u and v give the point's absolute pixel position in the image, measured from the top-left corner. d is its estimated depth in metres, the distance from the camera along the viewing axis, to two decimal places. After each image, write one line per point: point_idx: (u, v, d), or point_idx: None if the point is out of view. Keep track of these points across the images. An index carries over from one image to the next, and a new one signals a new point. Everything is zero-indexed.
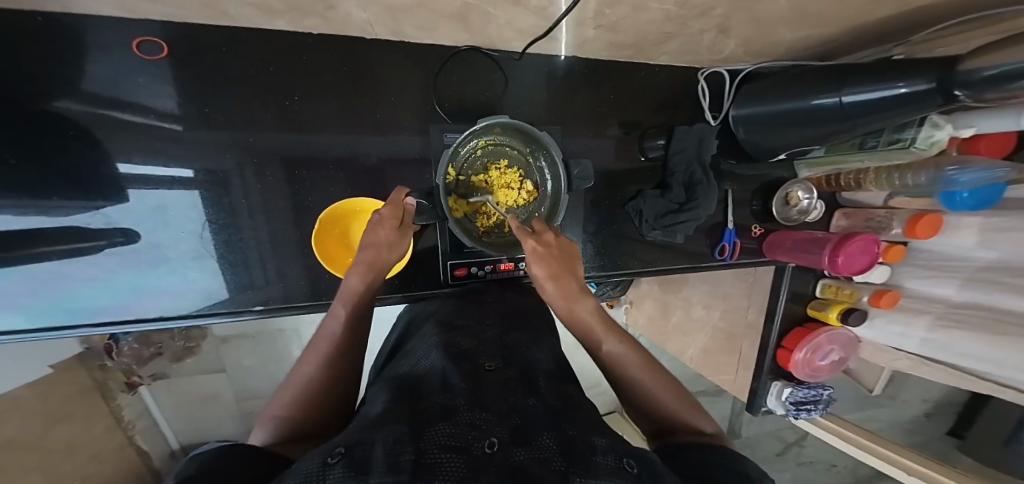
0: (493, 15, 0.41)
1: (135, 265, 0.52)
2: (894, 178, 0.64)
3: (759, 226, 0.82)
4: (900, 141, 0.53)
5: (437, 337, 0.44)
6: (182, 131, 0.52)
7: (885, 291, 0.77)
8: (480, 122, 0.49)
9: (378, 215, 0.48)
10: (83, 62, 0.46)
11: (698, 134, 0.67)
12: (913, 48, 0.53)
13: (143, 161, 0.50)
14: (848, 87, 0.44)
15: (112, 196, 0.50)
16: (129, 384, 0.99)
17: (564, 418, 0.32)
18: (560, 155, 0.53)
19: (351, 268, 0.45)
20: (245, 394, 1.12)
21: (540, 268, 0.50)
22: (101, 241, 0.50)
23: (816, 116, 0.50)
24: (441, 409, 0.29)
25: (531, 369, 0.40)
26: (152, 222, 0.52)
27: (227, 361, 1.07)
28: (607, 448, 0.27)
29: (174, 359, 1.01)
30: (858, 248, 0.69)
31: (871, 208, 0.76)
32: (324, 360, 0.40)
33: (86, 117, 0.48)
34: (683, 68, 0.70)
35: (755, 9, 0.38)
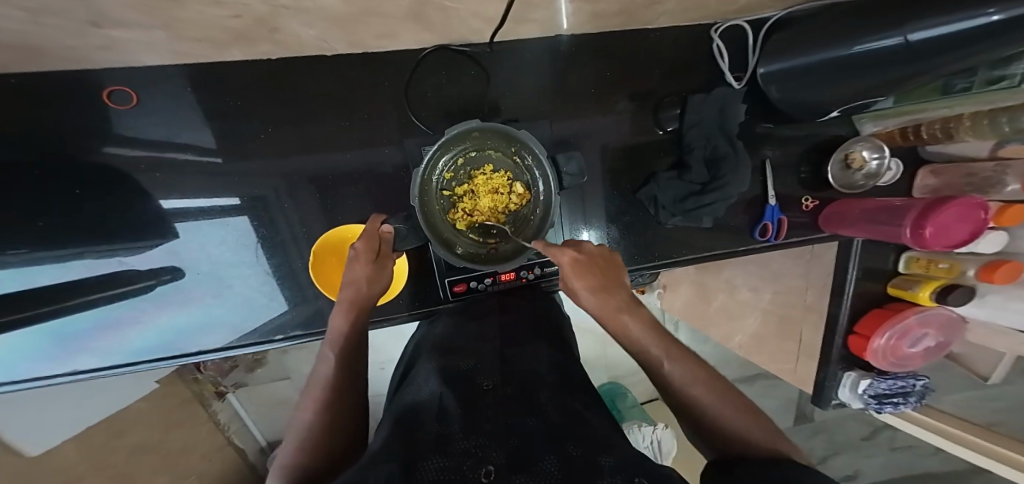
0: (449, 7, 0.36)
1: (176, 300, 0.57)
2: (1000, 123, 0.49)
3: (812, 197, 0.69)
4: (1004, 77, 0.40)
5: (434, 362, 0.42)
6: (189, 167, 0.55)
7: (1001, 262, 0.61)
8: (448, 131, 0.47)
9: (354, 249, 0.47)
10: (110, 129, 0.52)
11: (720, 99, 0.57)
12: None
13: (182, 196, 0.55)
14: (914, 22, 0.33)
15: (166, 233, 0.56)
16: (218, 392, 1.11)
17: (569, 436, 0.29)
18: (545, 152, 0.49)
19: (335, 307, 0.46)
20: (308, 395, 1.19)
21: (581, 280, 0.43)
22: (153, 278, 0.56)
23: (874, 61, 0.39)
24: (436, 441, 0.28)
25: (533, 383, 0.37)
26: (189, 261, 0.57)
27: (292, 369, 1.16)
28: (613, 467, 0.24)
29: (248, 369, 1.12)
30: (950, 217, 0.55)
31: (972, 162, 0.60)
32: (320, 404, 0.37)
33: (126, 162, 0.53)
34: (693, 27, 0.60)
35: None
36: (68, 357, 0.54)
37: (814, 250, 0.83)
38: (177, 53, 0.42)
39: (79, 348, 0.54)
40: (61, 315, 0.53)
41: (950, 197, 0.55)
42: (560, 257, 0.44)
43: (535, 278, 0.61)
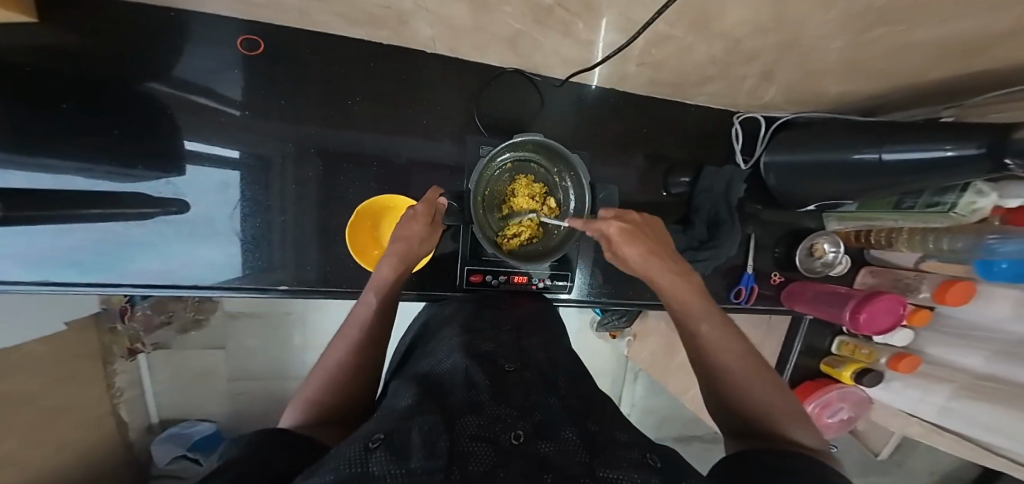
0: (542, 42, 0.45)
1: (179, 234, 0.55)
2: (928, 240, 0.64)
3: (780, 273, 0.79)
4: (939, 204, 0.53)
5: (455, 341, 0.46)
6: (239, 116, 0.55)
7: (905, 354, 0.73)
8: (516, 137, 0.51)
9: (412, 209, 0.51)
10: (171, 61, 0.52)
11: (727, 176, 0.67)
12: (965, 112, 0.47)
13: (206, 142, 0.54)
14: (889, 145, 0.45)
15: (172, 168, 0.53)
16: (131, 350, 0.91)
17: (585, 416, 0.33)
18: (588, 178, 0.54)
19: (383, 259, 0.49)
20: (237, 374, 1.01)
21: (632, 247, 0.48)
22: (156, 208, 0.53)
23: (852, 172, 0.50)
24: (467, 404, 0.31)
25: (548, 371, 0.41)
26: (201, 196, 0.55)
27: (231, 339, 0.99)
28: (628, 441, 0.28)
29: (181, 331, 0.94)
30: (883, 306, 0.66)
31: (900, 269, 0.74)
32: (353, 346, 0.41)
33: (165, 97, 0.52)
34: (720, 110, 0.71)
35: (803, 57, 0.40)
36: (39, 269, 0.49)
37: (770, 321, 0.89)
38: (291, 11, 0.45)
39: (55, 261, 0.50)
40: (47, 227, 0.49)
41: (882, 291, 0.67)
42: (608, 227, 0.49)
43: (543, 288, 0.65)
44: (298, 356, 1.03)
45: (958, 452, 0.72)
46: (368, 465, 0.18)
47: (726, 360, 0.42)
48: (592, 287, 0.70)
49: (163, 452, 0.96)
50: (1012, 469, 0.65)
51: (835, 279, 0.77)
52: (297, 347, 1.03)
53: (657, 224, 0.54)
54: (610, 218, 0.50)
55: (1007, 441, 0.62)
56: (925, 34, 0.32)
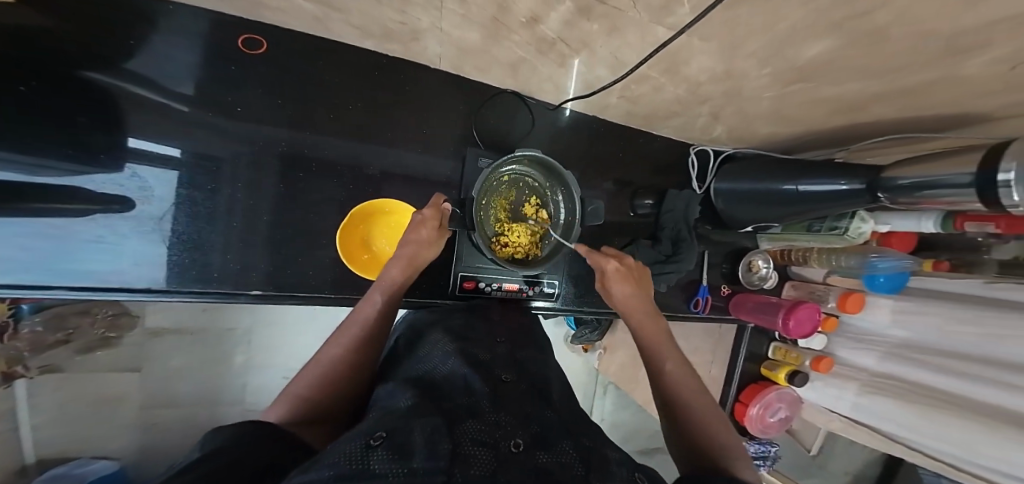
0: (541, 70, 0.51)
1: (125, 235, 0.49)
2: (830, 259, 0.79)
3: (728, 286, 0.90)
4: (837, 228, 0.68)
5: (450, 345, 0.46)
6: (186, 112, 0.51)
7: (822, 356, 0.88)
8: (518, 152, 0.56)
9: (421, 215, 0.52)
10: (156, 44, 0.49)
11: (685, 199, 0.77)
12: (851, 153, 0.64)
13: (153, 137, 0.49)
14: (804, 179, 0.59)
15: (107, 165, 0.47)
16: (6, 376, 0.69)
17: (577, 430, 0.35)
18: (579, 192, 0.60)
19: (392, 260, 0.51)
20: (152, 401, 0.84)
21: (619, 284, 0.60)
22: (95, 206, 0.47)
23: (779, 200, 0.64)
24: (467, 411, 0.32)
25: (539, 384, 0.43)
26: (147, 196, 0.50)
27: (150, 359, 0.83)
28: (620, 461, 0.31)
29: (83, 350, 0.77)
30: (805, 315, 0.80)
31: (812, 282, 0.88)
32: (352, 345, 0.43)
33: (133, 84, 0.48)
34: (677, 143, 0.83)
35: (743, 102, 0.51)
36: None
37: (720, 332, 0.98)
38: (309, 16, 0.46)
39: None
40: None
41: (803, 302, 0.81)
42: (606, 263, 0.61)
43: (536, 295, 0.69)
44: (239, 377, 0.90)
45: (870, 443, 0.85)
46: (369, 462, 0.20)
47: (689, 395, 0.48)
48: (563, 299, 0.73)
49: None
50: (907, 454, 0.79)
51: (767, 291, 0.91)
52: (237, 367, 0.90)
53: (645, 271, 0.64)
54: (608, 258, 0.62)
55: (904, 429, 0.77)
56: (824, 94, 0.44)
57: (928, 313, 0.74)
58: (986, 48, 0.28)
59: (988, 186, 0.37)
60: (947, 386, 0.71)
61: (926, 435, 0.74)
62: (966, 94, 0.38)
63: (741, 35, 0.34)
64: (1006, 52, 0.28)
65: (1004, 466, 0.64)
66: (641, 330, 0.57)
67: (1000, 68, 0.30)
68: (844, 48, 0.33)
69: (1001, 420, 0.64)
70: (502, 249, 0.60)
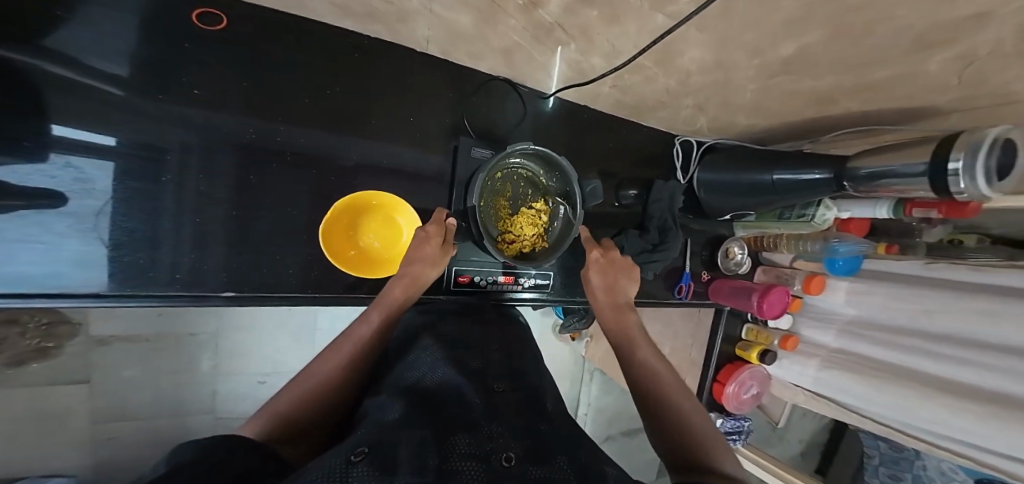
0: (534, 58, 0.50)
1: (62, 235, 0.43)
2: (798, 245, 0.85)
3: (708, 273, 0.93)
4: (805, 215, 0.72)
5: (441, 353, 0.45)
6: (118, 95, 0.44)
7: (789, 335, 0.94)
8: (508, 147, 0.54)
9: (425, 231, 0.53)
10: (95, 15, 0.42)
11: (671, 189, 0.78)
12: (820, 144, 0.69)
13: (86, 125, 0.43)
14: (779, 168, 0.61)
15: (29, 154, 0.41)
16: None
17: (574, 444, 0.35)
18: (576, 175, 0.59)
19: (397, 279, 0.51)
20: (102, 418, 0.75)
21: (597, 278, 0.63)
22: (16, 202, 0.41)
23: (755, 189, 0.66)
24: (460, 424, 0.31)
25: (533, 390, 0.43)
26: (85, 189, 0.44)
27: (97, 371, 0.75)
28: (616, 477, 0.30)
29: (14, 364, 0.68)
30: (775, 297, 0.86)
31: (780, 267, 0.94)
32: (347, 360, 0.41)
33: (67, 63, 0.42)
34: (661, 134, 0.85)
35: (727, 94, 0.53)
36: None
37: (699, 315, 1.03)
38: None
39: None
40: None
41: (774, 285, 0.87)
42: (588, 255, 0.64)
43: (527, 287, 0.70)
44: (205, 386, 0.83)
45: (830, 413, 0.92)
46: (347, 476, 0.19)
47: (663, 385, 0.47)
48: (550, 290, 0.73)
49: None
50: (861, 422, 0.87)
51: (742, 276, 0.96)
52: (204, 375, 0.83)
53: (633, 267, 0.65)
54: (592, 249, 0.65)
55: (857, 401, 0.84)
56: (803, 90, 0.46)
57: (873, 292, 0.82)
58: (946, 45, 0.30)
59: (940, 175, 0.40)
60: (901, 361, 0.78)
61: (872, 403, 0.81)
62: (924, 91, 0.41)
63: (733, 28, 0.35)
64: (964, 50, 0.30)
65: (938, 427, 0.72)
66: (618, 326, 0.58)
67: (956, 65, 0.33)
68: (828, 42, 0.34)
69: (937, 388, 0.73)
70: (514, 249, 0.60)
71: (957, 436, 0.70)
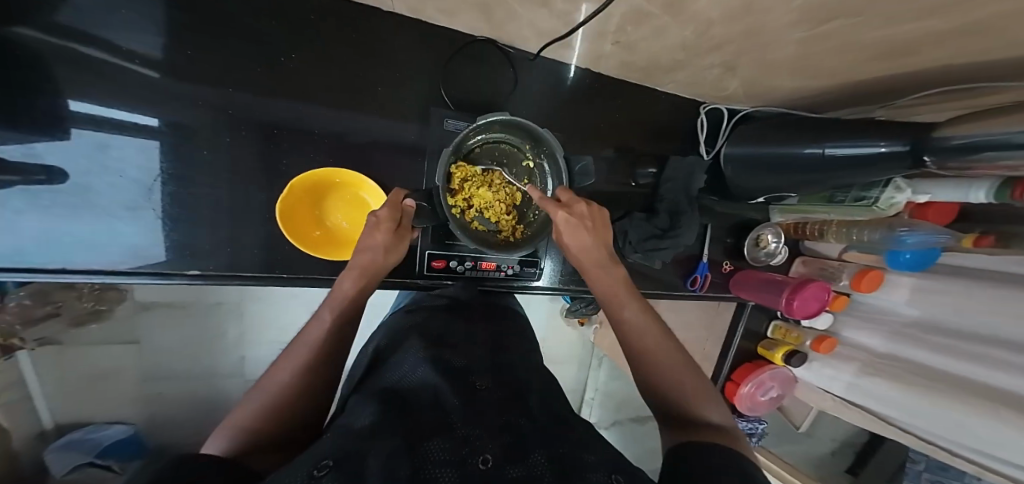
0: (518, 13, 0.44)
1: (44, 211, 0.45)
2: (851, 233, 0.71)
3: (731, 263, 0.83)
4: (866, 198, 0.59)
5: (423, 352, 0.42)
6: (159, 79, 0.47)
7: (825, 337, 0.83)
8: (484, 117, 0.52)
9: (375, 216, 0.48)
10: None
11: (689, 167, 0.69)
12: (894, 111, 0.55)
13: (104, 101, 0.45)
14: (830, 141, 0.49)
15: (51, 131, 0.44)
16: (5, 349, 0.72)
17: (557, 436, 0.30)
18: (563, 153, 0.56)
19: (345, 272, 0.47)
20: (151, 372, 0.87)
21: (573, 240, 0.50)
22: (15, 177, 0.43)
23: (801, 165, 0.55)
24: (437, 427, 0.28)
25: (521, 389, 0.39)
26: (75, 165, 0.45)
27: (145, 332, 0.85)
28: (600, 464, 0.26)
29: (75, 323, 0.79)
30: (812, 293, 0.73)
31: (825, 259, 0.82)
32: (302, 367, 0.38)
33: (42, 46, 0.42)
34: (686, 102, 0.74)
35: (761, 48, 0.43)
36: None
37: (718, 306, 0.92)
38: None
39: None
40: None
41: (812, 280, 0.74)
42: (554, 215, 0.50)
43: (509, 274, 0.66)
44: (235, 350, 0.92)
45: (859, 422, 0.83)
46: None
47: (651, 344, 0.43)
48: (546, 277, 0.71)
49: (62, 461, 0.80)
50: (898, 435, 0.77)
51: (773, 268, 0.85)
52: (232, 339, 0.91)
53: (603, 214, 0.54)
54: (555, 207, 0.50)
55: (892, 410, 0.75)
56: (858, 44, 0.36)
57: (945, 291, 0.67)
58: None
59: None
60: (941, 365, 0.68)
61: (916, 417, 0.71)
62: None
63: None
64: None
65: (1002, 453, 0.59)
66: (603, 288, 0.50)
67: None
68: None
69: (978, 395, 0.62)
70: (483, 227, 0.58)
71: (1002, 455, 0.59)
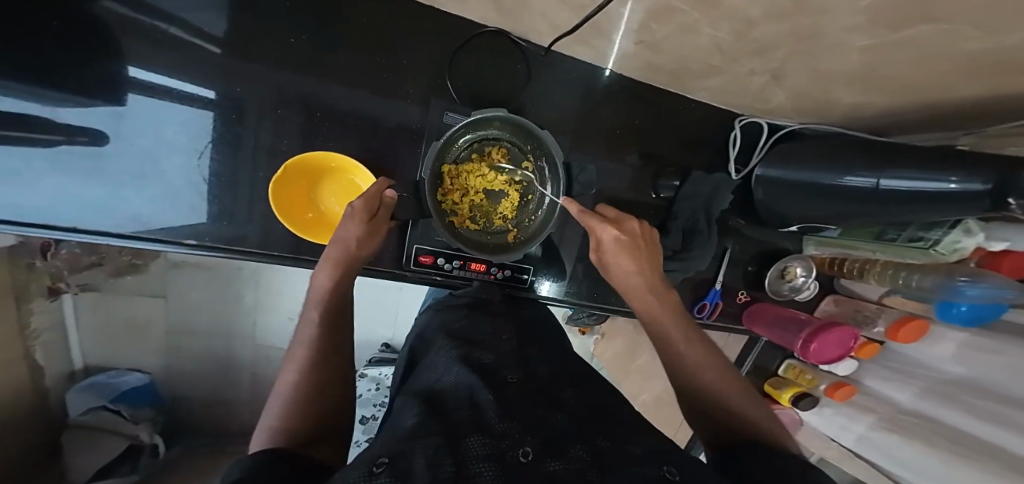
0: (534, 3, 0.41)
1: (68, 172, 0.45)
2: (899, 276, 0.61)
3: (747, 293, 0.75)
4: (922, 239, 0.52)
5: (455, 350, 0.40)
6: (220, 55, 0.49)
7: (842, 384, 0.76)
8: (475, 115, 0.51)
9: (350, 206, 0.44)
10: None
11: (715, 184, 0.62)
12: (981, 140, 0.45)
13: (157, 69, 0.47)
14: (889, 170, 0.41)
15: (108, 97, 0.46)
16: (52, 290, 0.82)
17: (597, 429, 0.28)
18: (561, 156, 0.54)
19: (319, 267, 0.44)
20: (175, 327, 0.93)
21: (628, 262, 0.46)
22: (60, 137, 0.44)
23: (848, 195, 0.47)
24: (473, 423, 0.26)
25: (553, 384, 0.37)
26: (109, 130, 0.46)
27: (173, 288, 0.91)
28: (646, 453, 0.25)
29: (115, 273, 0.85)
30: (833, 339, 0.66)
31: (863, 301, 0.72)
32: (305, 364, 0.37)
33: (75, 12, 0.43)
34: (720, 112, 0.67)
35: (815, 54, 0.37)
36: None
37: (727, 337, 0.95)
38: None
39: None
40: None
41: (835, 323, 0.66)
42: (602, 233, 0.47)
43: (500, 277, 0.62)
44: (249, 314, 0.97)
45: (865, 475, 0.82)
46: None
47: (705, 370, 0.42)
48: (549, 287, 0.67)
49: (81, 402, 0.87)
50: None
51: (797, 304, 0.76)
52: (247, 304, 0.96)
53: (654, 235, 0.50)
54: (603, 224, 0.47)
55: (910, 472, 0.69)
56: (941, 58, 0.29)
57: (996, 352, 0.54)
58: None
59: None
60: (953, 419, 0.61)
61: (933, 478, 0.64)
62: None
63: None
64: None
65: None
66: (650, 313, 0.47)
67: None
68: None
69: (992, 458, 0.54)
70: (472, 229, 0.57)
71: None
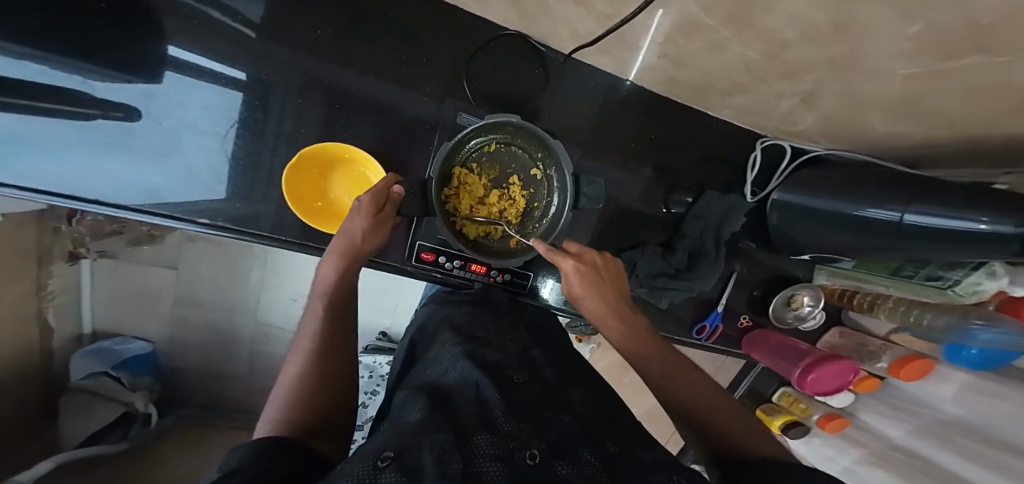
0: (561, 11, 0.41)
1: (93, 143, 0.45)
2: (911, 313, 0.58)
3: (749, 317, 0.72)
4: (939, 278, 0.50)
5: (460, 347, 0.40)
6: (254, 39, 0.49)
7: (835, 416, 0.77)
8: (490, 118, 0.51)
9: (357, 201, 0.44)
10: None
11: (728, 205, 0.61)
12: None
13: (190, 48, 0.47)
14: (916, 205, 0.39)
15: (146, 74, 0.46)
16: (72, 254, 0.84)
17: (602, 432, 0.28)
18: (571, 169, 0.54)
19: (324, 259, 0.44)
20: (183, 299, 0.96)
21: (589, 293, 0.46)
22: (96, 111, 0.45)
23: (869, 227, 0.45)
24: (479, 421, 0.25)
25: (557, 386, 0.36)
26: (141, 105, 0.47)
27: (186, 261, 0.93)
28: (656, 464, 0.24)
29: (132, 242, 0.88)
30: (832, 371, 0.65)
31: (868, 335, 0.70)
32: (308, 357, 0.37)
33: None
34: (742, 131, 0.65)
35: (850, 79, 0.35)
36: None
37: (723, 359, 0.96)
38: None
39: None
40: None
41: (836, 356, 0.66)
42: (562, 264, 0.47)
43: (500, 281, 0.61)
44: (255, 292, 0.98)
45: None
46: None
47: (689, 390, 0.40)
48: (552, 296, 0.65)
49: (85, 365, 0.89)
50: None
51: (801, 333, 0.74)
52: (254, 283, 0.98)
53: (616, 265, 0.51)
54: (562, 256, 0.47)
55: None
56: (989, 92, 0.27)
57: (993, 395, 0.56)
58: None
59: None
60: (950, 463, 0.62)
61: None
62: None
63: None
64: None
65: None
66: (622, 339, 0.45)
67: None
68: None
69: None
70: (475, 231, 0.56)
71: None
